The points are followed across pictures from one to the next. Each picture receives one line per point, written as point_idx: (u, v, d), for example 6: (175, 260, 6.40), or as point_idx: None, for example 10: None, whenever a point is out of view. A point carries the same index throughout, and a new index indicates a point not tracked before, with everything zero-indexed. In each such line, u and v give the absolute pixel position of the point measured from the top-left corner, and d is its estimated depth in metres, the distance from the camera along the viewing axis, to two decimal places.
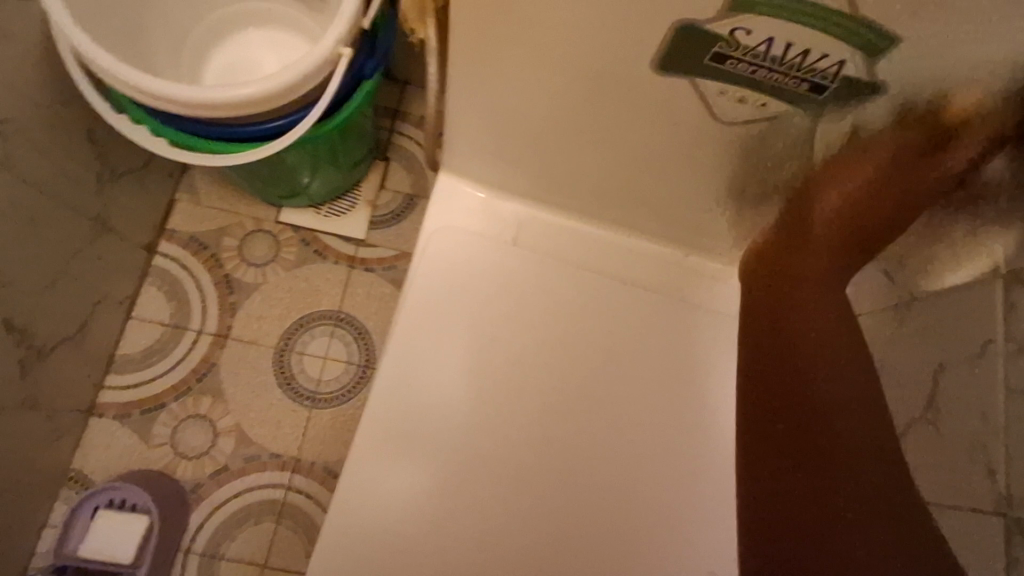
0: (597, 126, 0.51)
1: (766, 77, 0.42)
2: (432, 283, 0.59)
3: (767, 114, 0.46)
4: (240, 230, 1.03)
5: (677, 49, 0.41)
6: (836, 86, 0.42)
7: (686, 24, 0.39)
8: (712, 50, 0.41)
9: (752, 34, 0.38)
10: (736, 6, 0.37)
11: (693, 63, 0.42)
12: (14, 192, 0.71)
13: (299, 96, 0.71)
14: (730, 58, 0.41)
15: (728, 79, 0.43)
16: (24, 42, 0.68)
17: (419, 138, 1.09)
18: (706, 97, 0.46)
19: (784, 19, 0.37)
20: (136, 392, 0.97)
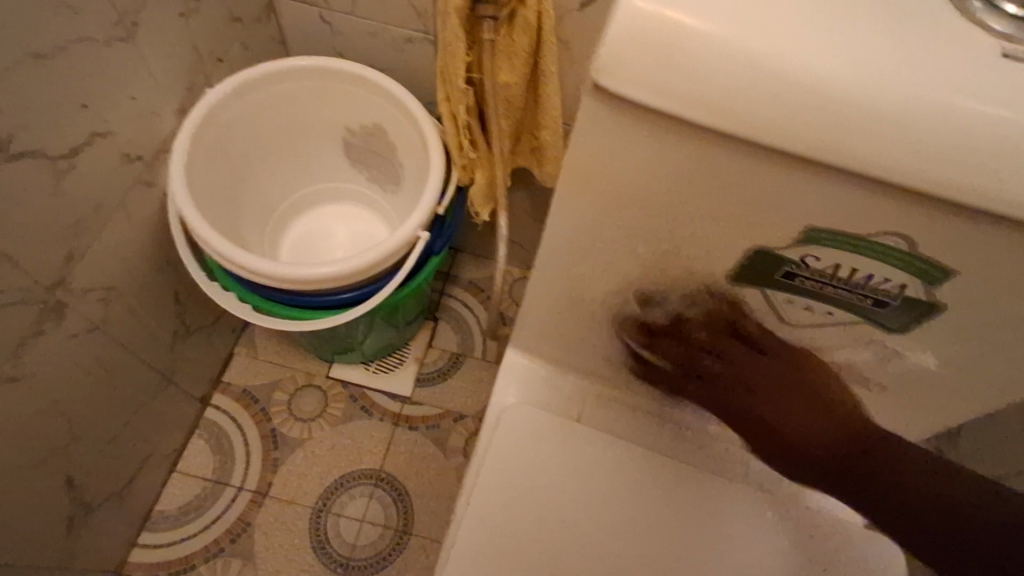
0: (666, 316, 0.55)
1: (831, 293, 0.46)
2: (503, 458, 0.59)
3: (834, 322, 0.49)
4: (292, 383, 1.07)
5: (750, 266, 0.47)
6: (898, 304, 0.45)
7: (759, 248, 0.45)
8: (783, 269, 0.46)
9: (819, 260, 0.44)
10: (809, 238, 0.43)
11: (764, 278, 0.47)
12: (105, 353, 0.76)
13: (375, 273, 0.78)
14: (799, 275, 0.46)
15: (799, 293, 0.47)
16: (141, 223, 0.76)
17: (467, 300, 1.15)
18: (775, 305, 0.49)
19: (852, 250, 0.42)
20: (168, 552, 0.94)
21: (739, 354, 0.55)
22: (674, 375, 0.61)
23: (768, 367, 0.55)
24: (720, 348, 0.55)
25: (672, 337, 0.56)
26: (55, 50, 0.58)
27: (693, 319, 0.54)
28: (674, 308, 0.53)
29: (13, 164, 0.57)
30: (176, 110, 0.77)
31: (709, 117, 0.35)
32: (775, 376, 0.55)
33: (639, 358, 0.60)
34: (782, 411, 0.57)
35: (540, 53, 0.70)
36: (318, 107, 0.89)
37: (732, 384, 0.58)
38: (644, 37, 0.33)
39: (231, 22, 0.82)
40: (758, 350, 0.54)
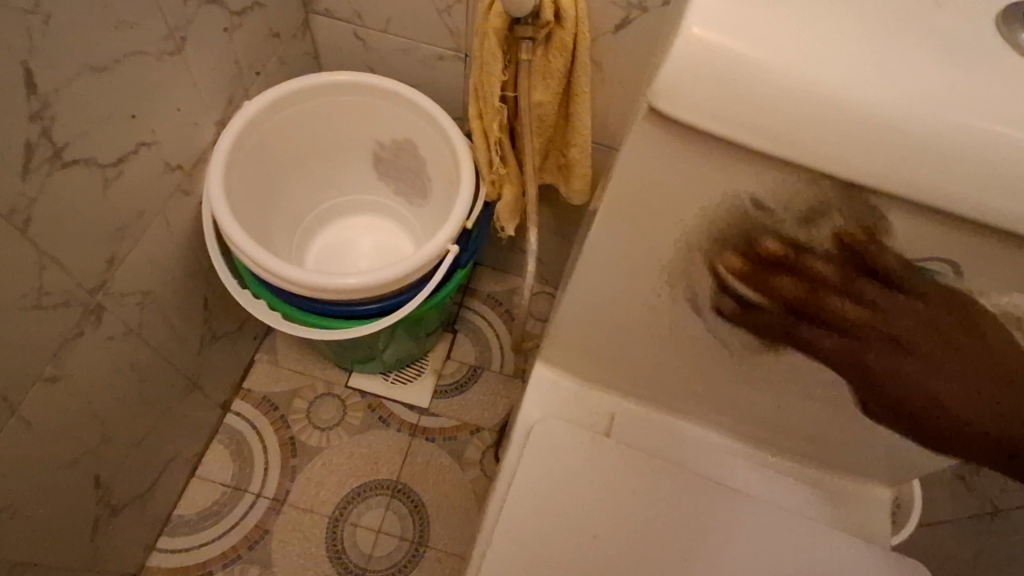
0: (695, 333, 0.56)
1: (869, 321, 0.47)
2: (534, 472, 0.60)
3: (872, 353, 0.49)
4: (311, 391, 1.07)
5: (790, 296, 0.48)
6: (938, 334, 0.46)
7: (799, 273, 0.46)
8: (822, 296, 0.47)
9: (861, 284, 0.45)
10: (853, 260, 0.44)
11: (804, 308, 0.48)
12: (138, 356, 0.77)
13: (403, 284, 0.79)
14: (838, 303, 0.47)
15: (837, 322, 0.48)
16: (178, 230, 0.78)
17: (486, 313, 1.16)
18: (813, 335, 0.50)
19: (892, 275, 0.44)
20: (186, 557, 0.95)
21: (872, 293, 0.45)
22: (783, 323, 0.50)
23: (911, 313, 0.45)
24: (851, 286, 0.45)
25: (793, 274, 0.46)
26: (112, 62, 0.60)
27: (820, 248, 0.44)
28: (803, 233, 0.44)
29: (67, 171, 0.58)
30: (216, 121, 0.79)
31: (763, 143, 0.37)
32: (919, 322, 0.46)
33: (741, 302, 0.50)
34: (917, 358, 0.48)
35: (574, 73, 0.72)
36: (350, 120, 0.91)
37: (863, 333, 0.48)
38: (706, 65, 0.35)
39: (271, 37, 0.85)
40: (897, 289, 0.44)
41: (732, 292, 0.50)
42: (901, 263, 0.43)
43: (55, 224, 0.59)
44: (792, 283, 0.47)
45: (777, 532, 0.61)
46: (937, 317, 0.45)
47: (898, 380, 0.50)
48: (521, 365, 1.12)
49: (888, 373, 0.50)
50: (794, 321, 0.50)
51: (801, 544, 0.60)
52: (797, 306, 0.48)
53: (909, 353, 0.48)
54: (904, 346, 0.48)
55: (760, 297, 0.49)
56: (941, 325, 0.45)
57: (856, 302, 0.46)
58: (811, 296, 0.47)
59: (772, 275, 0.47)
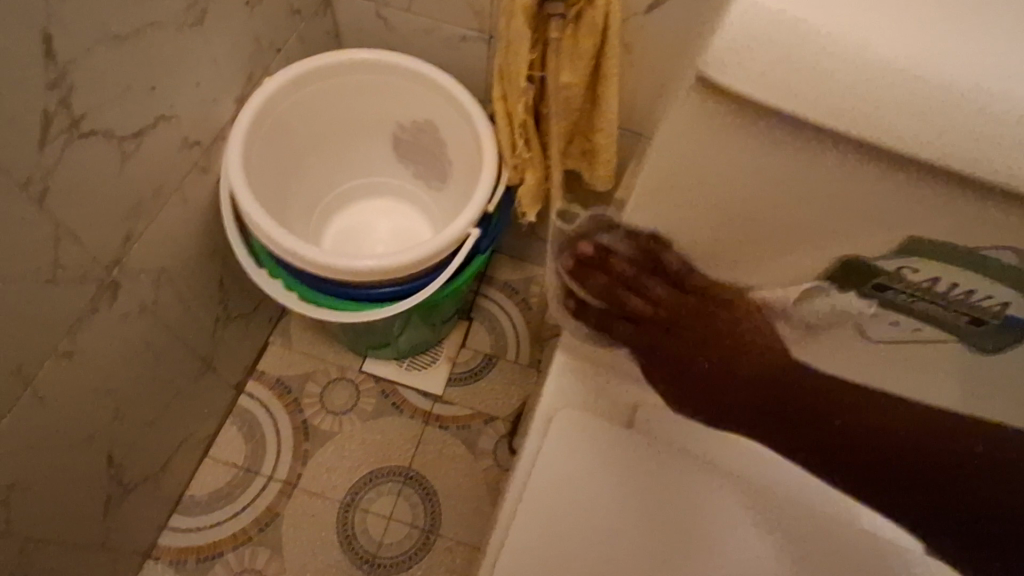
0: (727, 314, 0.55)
1: (925, 309, 0.45)
2: (553, 463, 0.58)
3: (920, 338, 0.48)
4: (324, 376, 1.06)
5: (841, 280, 0.46)
6: (995, 322, 0.45)
7: (851, 258, 0.44)
8: (874, 281, 0.45)
9: (916, 272, 0.43)
10: (910, 249, 0.42)
11: (853, 291, 0.46)
12: (153, 334, 0.76)
13: (423, 268, 0.78)
14: (892, 289, 0.45)
15: (890, 308, 0.47)
16: (196, 207, 0.77)
17: (502, 301, 1.14)
18: (860, 321, 0.48)
19: (956, 263, 0.41)
20: (197, 538, 0.95)
21: (659, 292, 0.51)
22: (604, 316, 0.56)
23: (686, 307, 0.51)
24: (641, 285, 0.51)
25: (601, 270, 0.54)
26: (131, 32, 0.58)
27: (617, 248, 0.52)
28: (608, 237, 0.52)
29: (84, 143, 0.57)
30: (236, 97, 0.78)
31: (824, 118, 0.34)
32: (697, 320, 0.52)
33: (578, 299, 0.56)
34: (702, 353, 0.53)
35: (604, 54, 0.69)
36: (370, 101, 0.89)
37: (652, 324, 0.54)
38: (768, 31, 0.32)
39: (291, 14, 0.83)
40: (676, 286, 0.50)
41: (569, 290, 0.56)
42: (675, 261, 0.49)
43: (71, 198, 0.58)
44: (606, 281, 0.53)
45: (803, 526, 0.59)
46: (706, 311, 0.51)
47: (698, 373, 0.55)
48: (536, 356, 1.10)
49: (688, 367, 0.55)
50: (615, 319, 0.55)
51: (824, 546, 0.58)
52: (610, 304, 0.54)
53: (688, 340, 0.53)
54: (685, 336, 0.53)
55: (584, 294, 0.55)
56: (710, 316, 0.51)
57: (650, 302, 0.52)
58: (621, 297, 0.53)
59: (591, 272, 0.54)
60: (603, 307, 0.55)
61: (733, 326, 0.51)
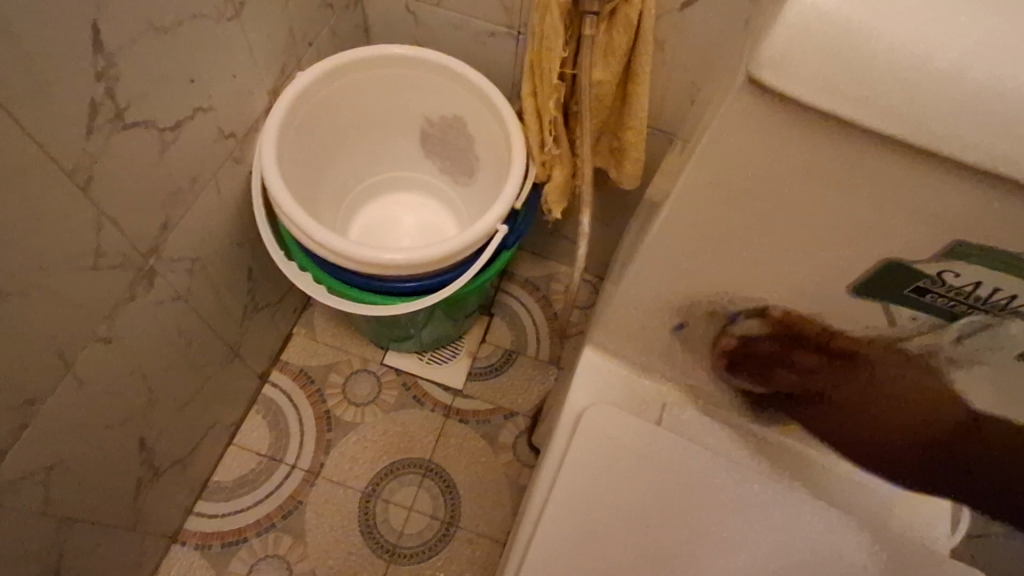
0: (883, 330, 0.51)
1: (963, 305, 0.46)
2: (582, 459, 0.59)
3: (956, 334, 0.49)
4: (348, 367, 1.07)
5: (878, 283, 0.47)
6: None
7: (892, 263, 0.44)
8: (913, 284, 0.46)
9: (957, 275, 0.43)
10: (955, 254, 0.42)
11: (890, 292, 0.47)
12: (185, 321, 0.77)
13: (451, 262, 0.78)
14: (930, 291, 0.46)
15: (925, 306, 0.47)
16: (228, 197, 0.78)
17: (523, 297, 1.15)
18: (895, 319, 0.50)
19: (998, 267, 0.41)
20: (222, 523, 0.96)
21: (806, 357, 0.56)
22: (771, 391, 0.61)
23: (840, 367, 0.55)
24: (788, 355, 0.56)
25: (751, 355, 0.58)
26: (174, 24, 0.59)
27: (757, 333, 0.55)
28: (742, 328, 0.55)
29: (127, 133, 0.58)
30: (269, 89, 0.79)
31: (874, 120, 0.34)
32: (853, 375, 0.56)
33: (742, 385, 0.61)
34: (876, 399, 0.57)
35: (637, 51, 0.69)
36: (399, 96, 0.89)
37: (811, 388, 0.59)
38: (822, 33, 0.32)
39: (323, 7, 0.84)
40: (822, 351, 0.55)
41: (730, 381, 0.61)
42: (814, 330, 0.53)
43: (114, 187, 0.59)
44: (760, 360, 0.58)
45: (830, 526, 0.59)
46: (861, 373, 0.55)
47: (882, 422, 0.59)
48: (557, 352, 1.11)
49: (864, 418, 0.59)
50: (783, 392, 0.60)
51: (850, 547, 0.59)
52: (774, 379, 0.59)
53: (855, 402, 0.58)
54: (856, 397, 0.58)
55: (748, 376, 0.60)
56: (865, 375, 0.56)
57: (806, 369, 0.57)
58: (786, 369, 0.58)
59: (743, 359, 0.58)
60: (763, 385, 0.60)
61: (898, 381, 0.55)
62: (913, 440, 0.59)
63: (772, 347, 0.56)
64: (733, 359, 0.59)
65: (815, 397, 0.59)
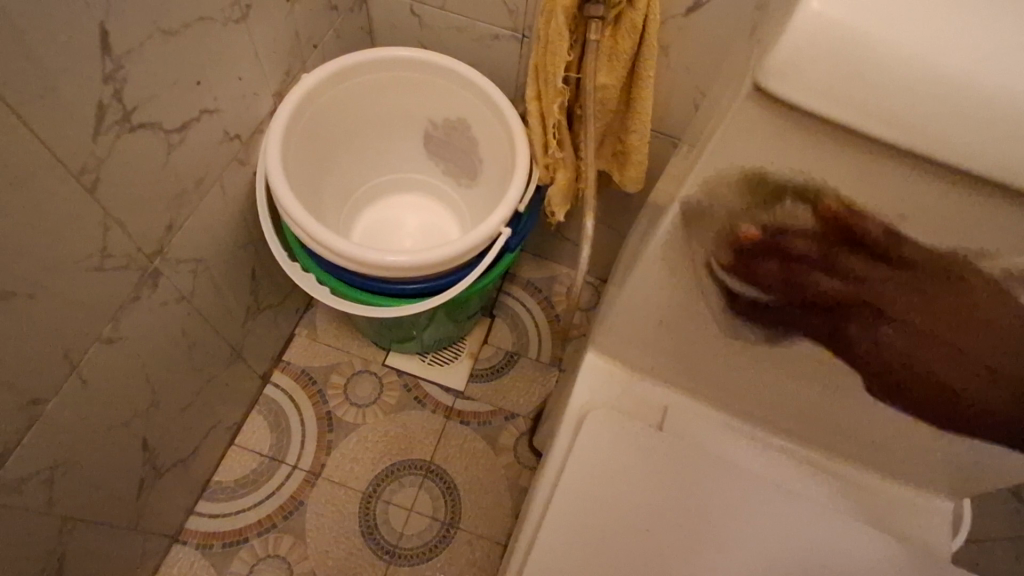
0: (962, 233, 0.40)
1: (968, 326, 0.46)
2: (584, 463, 0.59)
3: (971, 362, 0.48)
4: (349, 368, 1.08)
5: (879, 308, 0.47)
6: None
7: (888, 285, 0.45)
8: (912, 306, 0.46)
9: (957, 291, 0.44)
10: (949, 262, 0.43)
11: (893, 318, 0.48)
12: (188, 322, 0.78)
13: (454, 265, 0.79)
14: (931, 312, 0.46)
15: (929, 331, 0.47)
16: (233, 199, 0.78)
17: (525, 299, 1.15)
18: (902, 347, 0.50)
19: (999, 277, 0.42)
20: (223, 523, 0.96)
21: (855, 264, 0.44)
22: (791, 305, 0.50)
23: (893, 279, 0.44)
24: (829, 261, 0.45)
25: (785, 256, 0.46)
26: (181, 27, 0.59)
27: (799, 227, 0.44)
28: (782, 216, 0.43)
29: (134, 135, 0.59)
30: (274, 91, 0.79)
31: (876, 128, 0.35)
32: (904, 290, 0.45)
33: (755, 297, 0.50)
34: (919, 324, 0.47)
35: (641, 57, 0.70)
36: (403, 98, 0.90)
37: (846, 304, 0.48)
38: (829, 42, 0.32)
39: (328, 10, 0.84)
40: (878, 257, 0.43)
41: (744, 286, 0.50)
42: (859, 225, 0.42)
43: (120, 187, 0.59)
44: (792, 264, 0.46)
45: (830, 526, 0.60)
46: (910, 288, 0.45)
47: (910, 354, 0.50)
48: (557, 354, 1.11)
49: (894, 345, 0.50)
50: (806, 305, 0.49)
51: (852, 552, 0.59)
52: (800, 289, 0.48)
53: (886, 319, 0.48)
54: (897, 319, 0.47)
55: (767, 283, 0.48)
56: (911, 289, 0.45)
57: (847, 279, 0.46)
58: (820, 276, 0.46)
59: (769, 258, 0.47)
60: (786, 297, 0.49)
61: (955, 302, 0.45)
62: (948, 375, 0.50)
63: (814, 246, 0.44)
64: (759, 257, 0.47)
65: (845, 315, 0.49)
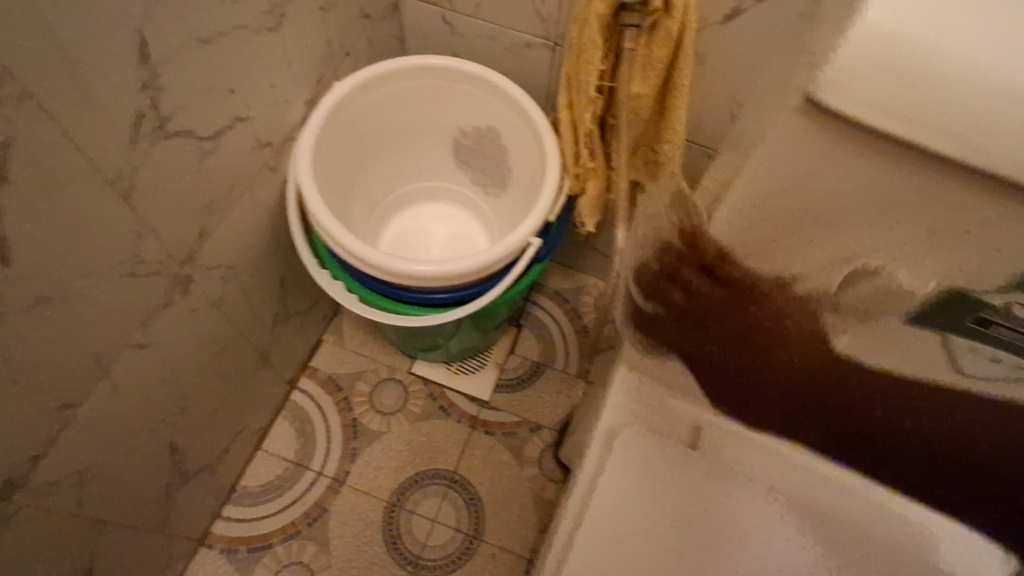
0: (789, 266, 0.47)
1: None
2: (612, 481, 0.58)
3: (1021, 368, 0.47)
4: (374, 376, 1.07)
5: (943, 307, 0.45)
6: None
7: (957, 292, 0.43)
8: (977, 314, 0.44)
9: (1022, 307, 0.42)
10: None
11: (953, 321, 0.46)
12: (218, 328, 0.78)
13: (482, 275, 0.78)
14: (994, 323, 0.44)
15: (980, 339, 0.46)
16: (264, 206, 0.78)
17: (552, 310, 1.13)
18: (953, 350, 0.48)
19: None
20: (249, 528, 0.97)
21: (699, 283, 0.52)
22: (660, 311, 0.57)
23: (730, 299, 0.52)
24: (685, 280, 0.53)
25: (674, 281, 0.54)
26: (216, 35, 0.60)
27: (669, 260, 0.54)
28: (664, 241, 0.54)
29: (168, 142, 0.59)
30: (306, 99, 0.80)
31: (943, 144, 0.33)
32: (740, 308, 0.52)
33: (638, 296, 0.58)
34: (766, 340, 0.53)
35: (677, 64, 0.68)
36: (433, 106, 0.89)
37: (695, 314, 0.55)
38: (890, 53, 0.30)
39: (361, 19, 0.84)
40: (719, 278, 0.51)
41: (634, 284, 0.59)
42: (718, 257, 0.49)
43: (153, 194, 0.60)
44: (657, 274, 0.56)
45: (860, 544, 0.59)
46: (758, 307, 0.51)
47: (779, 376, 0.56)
48: (585, 366, 1.09)
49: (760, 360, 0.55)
50: (664, 312, 0.57)
51: None
52: (662, 294, 0.56)
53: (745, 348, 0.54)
54: (739, 334, 0.54)
55: (646, 285, 0.57)
56: (763, 318, 0.52)
57: (699, 288, 0.53)
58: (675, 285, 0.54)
59: (650, 259, 0.55)
60: (653, 299, 0.57)
61: (784, 324, 0.52)
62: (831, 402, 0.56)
63: (678, 259, 0.53)
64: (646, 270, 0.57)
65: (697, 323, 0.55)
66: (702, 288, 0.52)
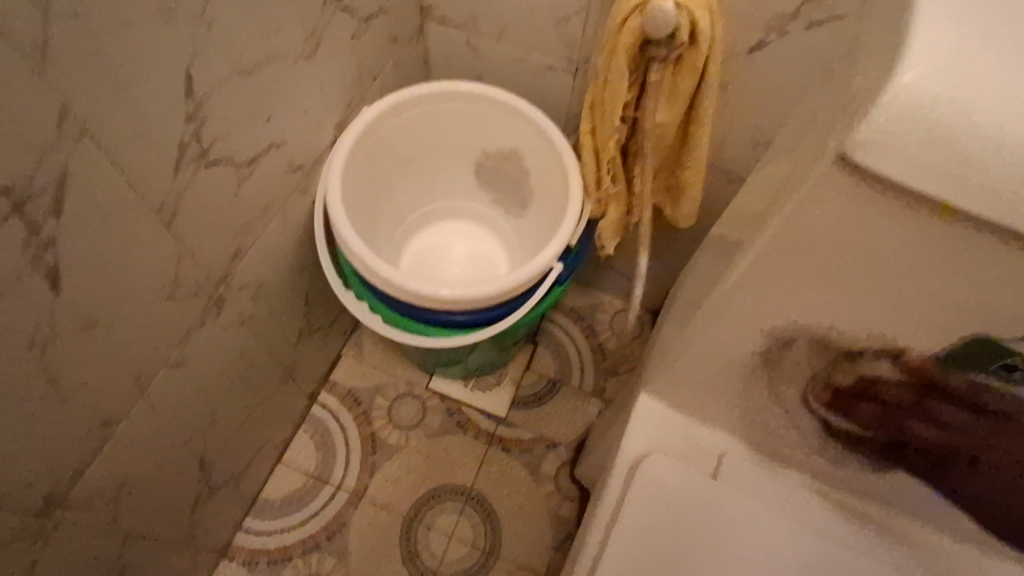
0: None
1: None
2: (635, 507, 0.60)
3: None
4: (393, 391, 1.09)
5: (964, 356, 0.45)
6: None
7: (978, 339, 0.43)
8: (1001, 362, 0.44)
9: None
10: None
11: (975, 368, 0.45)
12: (247, 346, 0.80)
13: (504, 298, 0.79)
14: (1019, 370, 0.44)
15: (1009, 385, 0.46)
16: (292, 227, 0.80)
17: (568, 327, 1.14)
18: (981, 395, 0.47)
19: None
20: (269, 540, 0.98)
21: (945, 412, 0.50)
22: (878, 436, 0.55)
23: (982, 424, 0.49)
24: (922, 408, 0.51)
25: (874, 399, 0.52)
26: (257, 65, 0.62)
27: (885, 378, 0.50)
28: (866, 367, 0.50)
29: (207, 170, 0.61)
30: (335, 123, 0.82)
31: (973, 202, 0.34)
32: (990, 436, 0.50)
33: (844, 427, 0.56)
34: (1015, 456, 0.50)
35: (701, 95, 0.69)
36: (457, 129, 0.91)
37: (945, 441, 0.52)
38: (923, 115, 0.32)
39: (389, 43, 0.86)
40: (967, 405, 0.49)
41: (832, 416, 0.55)
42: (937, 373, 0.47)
43: (193, 220, 0.62)
44: (869, 404, 0.53)
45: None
46: (1000, 429, 0.49)
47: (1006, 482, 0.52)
48: (600, 384, 1.10)
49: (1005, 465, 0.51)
50: (878, 436, 0.55)
51: None
52: (872, 423, 0.54)
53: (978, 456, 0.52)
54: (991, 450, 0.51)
55: (849, 416, 0.55)
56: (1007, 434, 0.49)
57: (930, 421, 0.51)
58: (891, 411, 0.52)
59: (848, 396, 0.53)
60: (861, 428, 0.55)
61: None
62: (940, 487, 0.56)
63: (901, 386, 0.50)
64: (841, 401, 0.54)
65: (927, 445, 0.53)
66: (933, 419, 0.51)
